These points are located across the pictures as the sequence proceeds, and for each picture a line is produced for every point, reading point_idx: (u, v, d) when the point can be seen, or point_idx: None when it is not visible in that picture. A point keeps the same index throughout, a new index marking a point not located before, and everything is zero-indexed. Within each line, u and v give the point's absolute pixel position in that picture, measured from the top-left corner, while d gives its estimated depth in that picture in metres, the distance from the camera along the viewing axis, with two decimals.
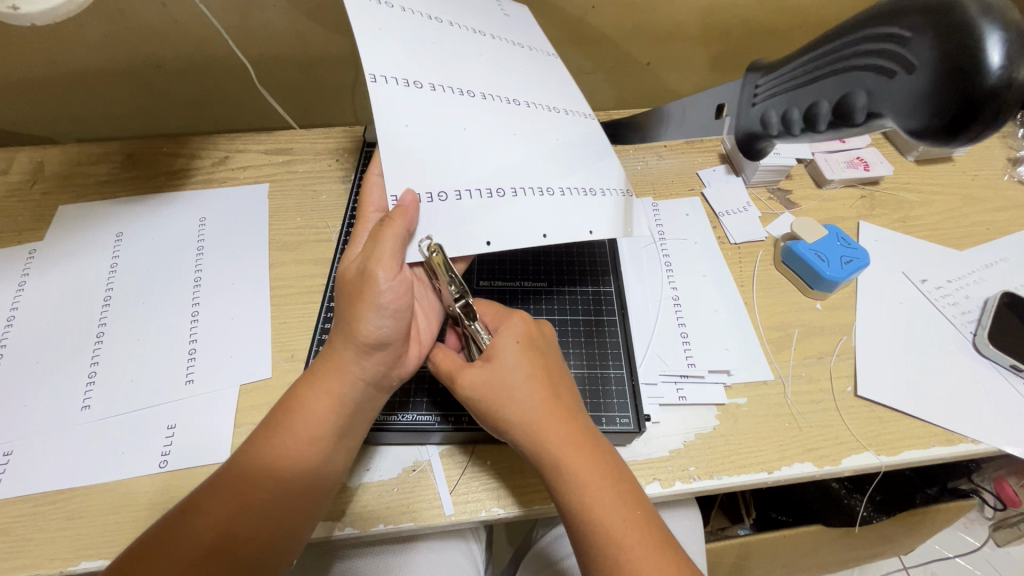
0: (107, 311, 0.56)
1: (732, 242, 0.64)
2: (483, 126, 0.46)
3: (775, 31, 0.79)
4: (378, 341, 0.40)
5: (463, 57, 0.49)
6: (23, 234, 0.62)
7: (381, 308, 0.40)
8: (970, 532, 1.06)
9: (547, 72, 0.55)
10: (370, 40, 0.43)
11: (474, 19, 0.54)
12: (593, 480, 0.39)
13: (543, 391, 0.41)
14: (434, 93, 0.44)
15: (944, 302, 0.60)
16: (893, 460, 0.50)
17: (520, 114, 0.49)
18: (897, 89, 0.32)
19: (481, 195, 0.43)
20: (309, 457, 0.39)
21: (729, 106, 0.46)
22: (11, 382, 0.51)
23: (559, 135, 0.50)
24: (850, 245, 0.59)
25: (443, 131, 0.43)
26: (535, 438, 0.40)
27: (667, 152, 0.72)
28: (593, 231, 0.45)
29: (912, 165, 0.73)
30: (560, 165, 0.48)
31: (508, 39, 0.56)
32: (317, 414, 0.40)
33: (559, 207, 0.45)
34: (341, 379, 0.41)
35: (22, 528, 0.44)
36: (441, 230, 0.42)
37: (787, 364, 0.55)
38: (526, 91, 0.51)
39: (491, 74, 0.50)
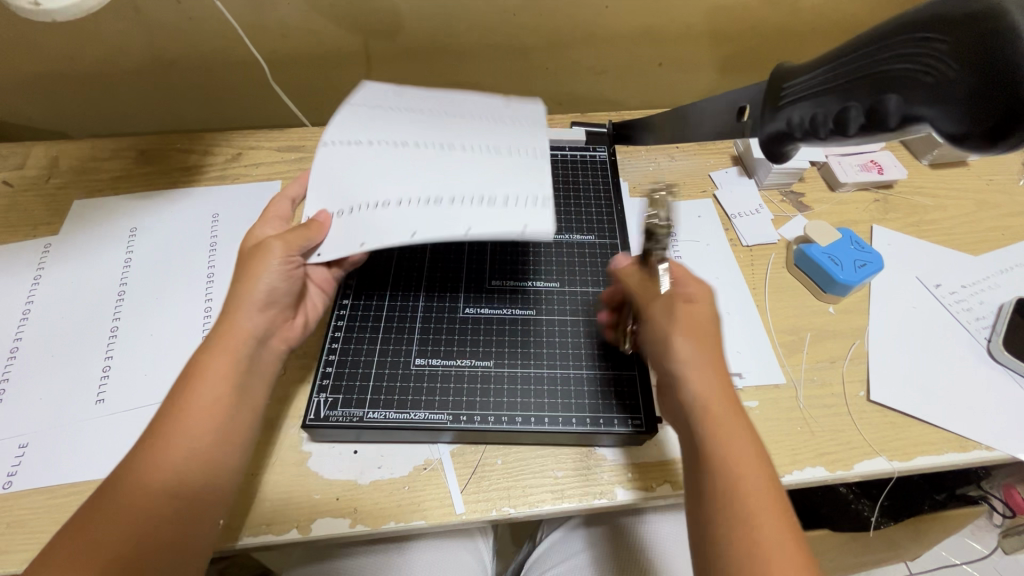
0: (121, 305, 0.56)
1: (744, 244, 0.64)
2: (402, 178, 0.48)
3: (789, 32, 0.78)
4: (272, 299, 0.45)
5: (433, 132, 0.53)
6: (39, 229, 0.62)
7: (268, 279, 0.45)
8: (978, 540, 1.06)
9: (522, 138, 0.53)
10: (350, 120, 0.53)
11: (468, 105, 0.57)
12: (738, 445, 0.37)
13: (717, 346, 0.41)
14: (375, 152, 0.50)
15: (958, 307, 0.60)
16: (905, 465, 0.50)
17: (453, 172, 0.49)
18: (930, 94, 0.33)
19: (373, 210, 0.47)
20: (217, 416, 0.40)
21: (750, 108, 0.46)
22: (27, 375, 0.52)
23: (490, 189, 0.47)
24: (863, 249, 0.59)
25: (364, 172, 0.49)
26: (698, 381, 0.39)
27: (679, 153, 0.72)
28: (468, 229, 0.44)
29: (927, 168, 0.72)
30: (466, 211, 0.45)
31: (485, 119, 0.55)
32: (217, 376, 0.41)
33: (440, 215, 0.45)
34: (234, 339, 0.43)
35: (38, 520, 0.45)
36: (341, 236, 0.47)
37: (799, 367, 0.55)
38: (472, 156, 0.50)
39: (445, 143, 0.52)
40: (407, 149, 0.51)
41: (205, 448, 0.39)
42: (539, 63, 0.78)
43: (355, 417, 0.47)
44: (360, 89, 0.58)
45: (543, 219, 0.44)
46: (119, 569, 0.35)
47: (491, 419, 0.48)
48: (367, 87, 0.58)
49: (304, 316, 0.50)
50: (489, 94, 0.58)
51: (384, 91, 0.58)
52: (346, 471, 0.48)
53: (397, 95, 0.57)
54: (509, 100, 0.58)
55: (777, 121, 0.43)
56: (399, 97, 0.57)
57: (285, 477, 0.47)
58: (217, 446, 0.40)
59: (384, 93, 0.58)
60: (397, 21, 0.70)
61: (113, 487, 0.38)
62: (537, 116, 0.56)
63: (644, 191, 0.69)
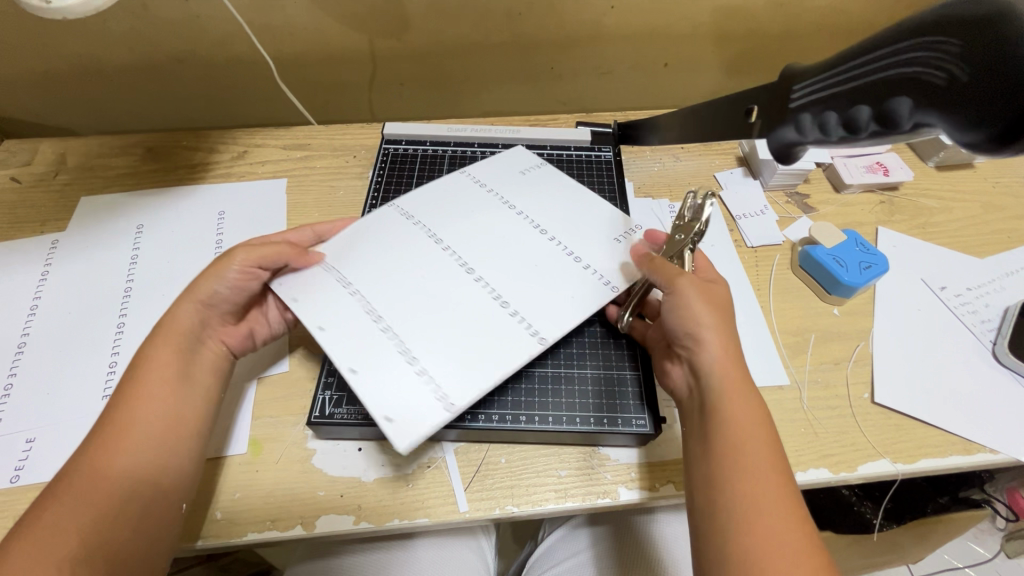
0: (128, 301, 0.57)
1: (749, 245, 0.64)
2: (397, 276, 0.49)
3: (795, 33, 0.78)
4: (213, 301, 0.46)
5: (511, 250, 0.52)
6: (47, 225, 0.63)
7: (222, 281, 0.46)
8: (981, 544, 1.05)
9: (554, 304, 0.48)
10: (427, 196, 0.57)
11: (586, 227, 0.55)
12: (749, 412, 0.39)
13: (727, 317, 0.44)
14: (422, 241, 0.52)
15: (963, 310, 0.59)
16: (909, 468, 0.49)
17: (430, 308, 0.46)
18: (940, 100, 0.33)
19: (336, 287, 0.47)
20: (167, 398, 0.42)
21: (757, 109, 0.46)
22: (35, 370, 0.52)
23: (427, 350, 0.43)
24: (869, 251, 0.59)
25: (370, 251, 0.51)
26: (717, 351, 0.42)
27: (684, 154, 0.72)
28: (354, 369, 0.41)
29: (932, 170, 0.72)
30: (381, 360, 0.42)
31: (564, 259, 0.51)
32: (162, 362, 0.43)
33: (365, 329, 0.44)
34: (179, 333, 0.44)
35: None
36: (309, 282, 0.47)
37: (803, 369, 0.55)
38: (469, 305, 0.47)
39: (492, 268, 0.50)
40: (445, 253, 0.51)
41: (160, 434, 0.40)
42: (545, 63, 0.78)
43: (359, 415, 0.48)
44: (523, 155, 0.64)
45: (406, 425, 0.39)
46: (83, 543, 0.35)
47: (494, 417, 0.48)
48: (515, 153, 0.64)
49: (249, 326, 0.50)
50: (619, 222, 0.56)
51: (539, 170, 0.61)
52: (350, 466, 0.48)
53: (540, 181, 0.60)
54: (620, 245, 0.53)
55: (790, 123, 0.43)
56: (540, 181, 0.60)
57: (290, 473, 0.47)
58: (172, 425, 0.41)
59: (532, 169, 0.61)
60: (404, 21, 0.70)
61: (64, 475, 0.38)
62: (616, 281, 0.50)
63: (648, 191, 0.69)
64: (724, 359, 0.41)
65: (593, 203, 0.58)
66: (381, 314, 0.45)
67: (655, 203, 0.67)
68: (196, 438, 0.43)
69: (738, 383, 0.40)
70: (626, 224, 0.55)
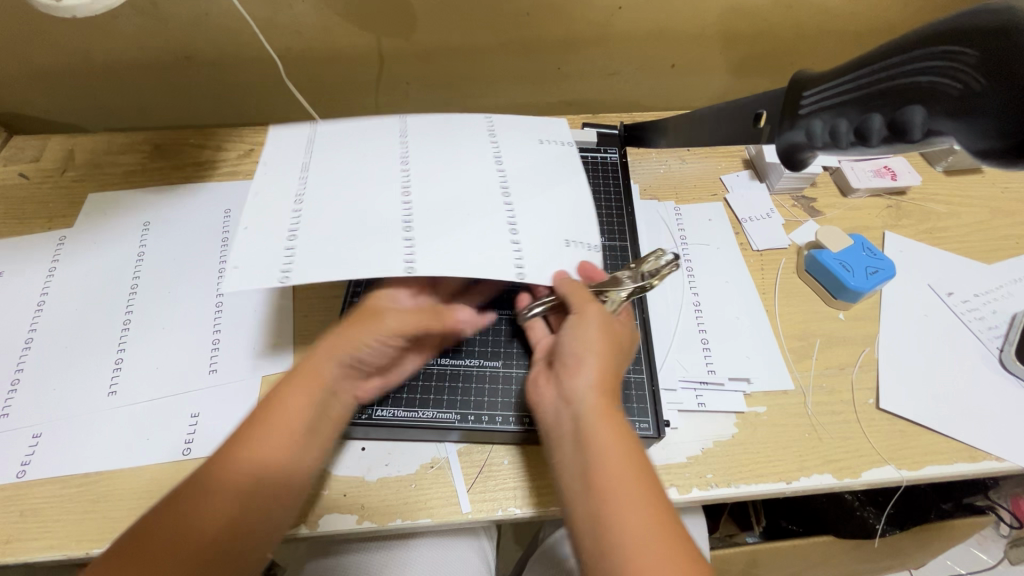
0: (134, 298, 0.57)
1: (755, 249, 0.64)
2: (346, 172, 0.50)
3: (804, 36, 0.78)
4: (357, 362, 0.44)
5: (466, 196, 0.50)
6: (54, 221, 0.63)
7: (373, 345, 0.44)
8: (984, 550, 1.05)
9: (454, 262, 0.44)
10: (434, 125, 0.56)
11: (552, 213, 0.50)
12: (632, 451, 0.38)
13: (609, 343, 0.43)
14: (392, 152, 0.53)
15: (970, 316, 0.59)
16: (913, 474, 0.49)
17: (345, 205, 0.47)
18: (963, 110, 0.34)
19: (293, 174, 0.50)
20: (288, 448, 0.40)
21: (767, 114, 0.45)
22: (43, 365, 0.52)
23: (309, 237, 0.45)
24: (876, 255, 0.59)
25: (347, 157, 0.52)
26: (605, 387, 0.41)
27: (690, 156, 0.72)
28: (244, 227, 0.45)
29: (940, 175, 0.71)
30: (273, 231, 0.45)
31: (498, 231, 0.47)
32: (294, 411, 0.41)
33: (277, 205, 0.47)
34: (315, 386, 0.42)
35: (49, 509, 0.45)
36: (283, 166, 0.51)
37: (808, 374, 0.55)
38: (377, 212, 0.47)
39: (436, 189, 0.50)
40: (399, 171, 0.51)
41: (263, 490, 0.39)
42: (552, 63, 0.78)
43: (362, 415, 0.48)
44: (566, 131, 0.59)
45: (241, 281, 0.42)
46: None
47: (494, 418, 0.48)
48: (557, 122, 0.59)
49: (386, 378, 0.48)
50: (587, 232, 0.50)
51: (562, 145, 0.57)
52: (351, 465, 0.48)
53: (555, 159, 0.55)
54: (569, 250, 0.48)
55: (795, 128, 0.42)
56: (553, 154, 0.55)
57: None
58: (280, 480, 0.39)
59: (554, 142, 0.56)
60: (410, 20, 0.70)
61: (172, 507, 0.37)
62: (532, 274, 0.45)
63: (654, 193, 0.68)
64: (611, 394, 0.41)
65: (583, 197, 0.52)
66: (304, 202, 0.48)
67: (661, 206, 0.67)
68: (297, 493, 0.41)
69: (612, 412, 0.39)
70: (592, 238, 0.50)
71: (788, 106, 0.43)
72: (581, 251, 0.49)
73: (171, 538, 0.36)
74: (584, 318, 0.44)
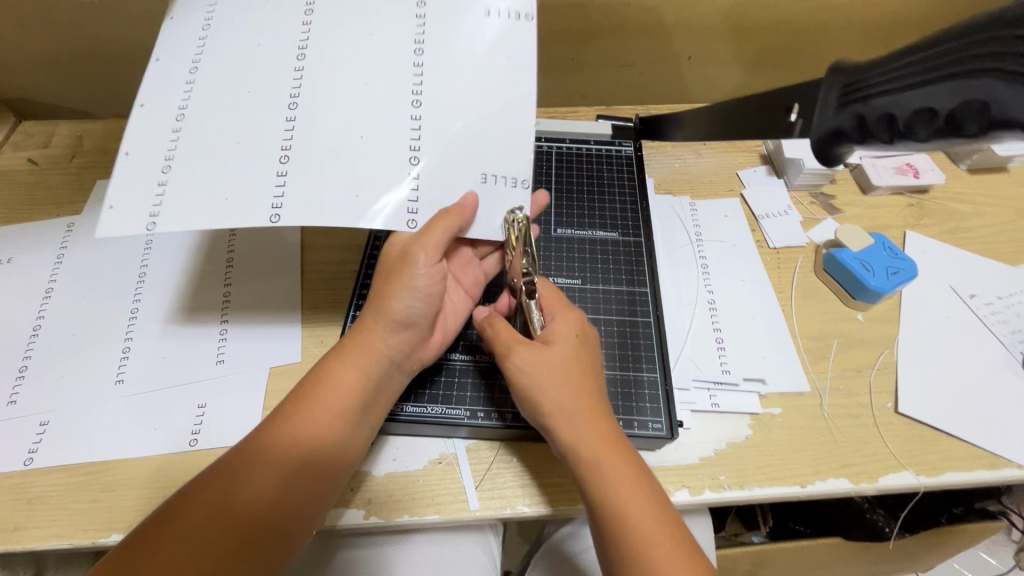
0: (142, 287, 0.56)
1: (772, 246, 0.62)
2: (234, 66, 0.43)
3: (826, 30, 0.76)
4: (407, 319, 0.43)
5: (370, 97, 0.42)
6: (63, 208, 0.63)
7: (415, 291, 0.42)
8: (994, 555, 1.03)
9: (328, 201, 0.40)
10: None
11: (467, 132, 0.43)
12: (622, 485, 0.39)
13: (561, 386, 0.41)
14: (292, 39, 0.43)
15: (992, 319, 0.58)
16: (932, 481, 0.48)
17: (233, 123, 0.41)
18: (1011, 98, 0.37)
19: (179, 81, 0.42)
20: (332, 430, 0.40)
21: (798, 107, 0.46)
22: (49, 355, 0.52)
23: (188, 167, 0.40)
24: (897, 255, 0.57)
25: (240, 42, 0.43)
26: (567, 426, 0.41)
27: (706, 150, 0.70)
28: (126, 150, 0.40)
29: (964, 174, 0.69)
30: (144, 153, 0.40)
31: (396, 155, 0.42)
32: (344, 388, 0.41)
33: (164, 113, 0.41)
34: (369, 357, 0.42)
35: (56, 497, 0.45)
36: (167, 66, 0.43)
37: (825, 376, 0.53)
38: (260, 136, 0.41)
39: (339, 98, 0.42)
40: (292, 69, 0.42)
41: (311, 473, 0.40)
42: (566, 54, 0.76)
43: None
44: None
45: (113, 224, 0.39)
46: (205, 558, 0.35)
47: (503, 416, 0.47)
48: None
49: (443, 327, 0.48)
50: (508, 160, 0.43)
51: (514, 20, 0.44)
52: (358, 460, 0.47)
53: (504, 40, 0.44)
54: (484, 186, 0.43)
55: (831, 122, 0.45)
56: (502, 28, 0.44)
57: None
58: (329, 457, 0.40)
59: (502, 16, 0.44)
60: None
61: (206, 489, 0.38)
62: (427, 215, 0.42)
63: (669, 188, 0.67)
64: (584, 429, 0.40)
65: (514, 108, 0.43)
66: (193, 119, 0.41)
67: (675, 200, 0.65)
68: (340, 472, 0.41)
69: (593, 466, 0.39)
70: (515, 171, 0.43)
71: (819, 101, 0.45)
72: (500, 188, 0.43)
73: (205, 518, 0.36)
74: (513, 365, 0.42)
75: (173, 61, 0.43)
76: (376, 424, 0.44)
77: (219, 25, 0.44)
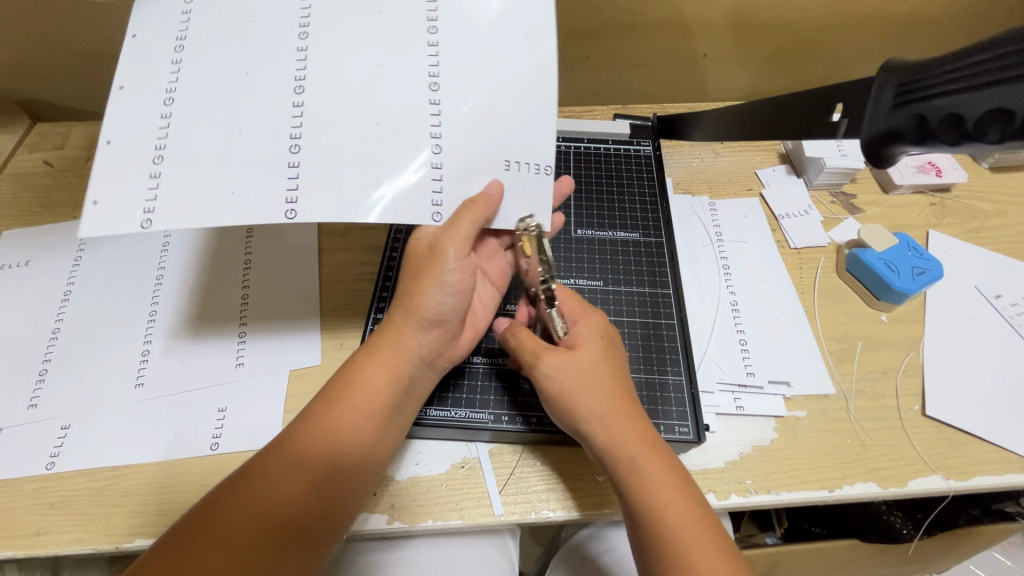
0: (159, 290, 0.56)
1: (793, 247, 0.61)
2: (229, 48, 0.40)
3: (844, 28, 0.75)
4: (438, 317, 0.42)
5: (384, 79, 0.41)
6: (78, 210, 0.62)
7: (445, 286, 0.42)
8: (1009, 556, 1.03)
9: (344, 192, 0.39)
10: None
11: (484, 115, 0.42)
12: (661, 488, 0.38)
13: (595, 389, 0.41)
14: (289, 17, 0.41)
15: (1019, 320, 0.57)
16: (962, 485, 0.47)
17: (230, 110, 0.39)
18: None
19: (166, 62, 0.40)
20: (365, 431, 0.40)
21: (843, 106, 0.42)
22: (69, 358, 0.52)
23: (181, 157, 0.38)
24: (922, 255, 0.56)
25: (235, 24, 0.41)
26: (602, 429, 0.40)
27: (724, 150, 0.69)
28: (109, 138, 0.38)
29: (986, 172, 0.68)
30: (135, 142, 0.39)
31: (418, 141, 0.40)
32: (375, 387, 0.41)
33: (152, 100, 0.39)
34: (399, 356, 0.42)
35: (78, 502, 0.45)
36: (151, 53, 0.40)
37: (850, 378, 0.53)
38: (265, 123, 0.39)
39: (348, 82, 0.40)
40: (296, 50, 0.40)
41: (342, 476, 0.39)
42: (581, 52, 0.76)
43: None
44: None
45: (102, 218, 0.37)
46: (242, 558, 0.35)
47: (528, 420, 0.47)
48: None
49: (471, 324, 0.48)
50: (530, 145, 0.43)
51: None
52: None
53: (521, 18, 0.42)
54: (508, 175, 0.42)
55: (887, 123, 0.38)
56: (515, 5, 0.42)
57: None
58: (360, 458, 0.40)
59: None
60: None
61: (239, 491, 0.37)
62: (450, 206, 0.41)
63: (687, 187, 0.66)
64: (619, 433, 0.40)
65: (533, 89, 0.42)
66: (191, 106, 0.39)
67: (694, 200, 0.65)
68: (370, 475, 0.41)
69: (631, 469, 0.39)
70: (538, 157, 0.43)
71: (871, 101, 0.39)
72: (523, 175, 0.43)
73: (239, 519, 0.36)
74: (543, 367, 0.42)
75: (154, 39, 0.41)
76: (406, 423, 0.44)
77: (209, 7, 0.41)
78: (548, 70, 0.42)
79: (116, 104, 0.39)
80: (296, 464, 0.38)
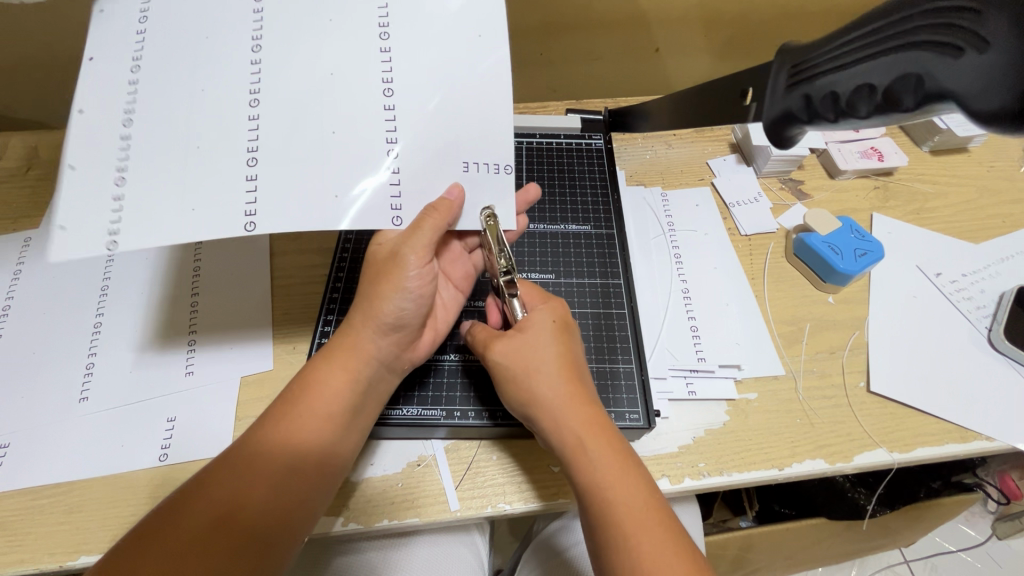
0: (104, 300, 0.55)
1: (743, 233, 0.63)
2: (178, 62, 0.39)
3: (789, 19, 0.77)
4: (397, 322, 0.43)
5: (333, 90, 0.40)
6: (18, 221, 0.61)
7: (406, 292, 0.42)
8: (972, 526, 1.06)
9: (304, 207, 0.39)
10: None
11: (430, 117, 0.41)
12: (607, 470, 0.39)
13: (543, 373, 0.41)
14: (244, 26, 0.40)
15: (958, 296, 0.59)
16: (905, 457, 0.49)
17: (185, 129, 0.38)
18: (947, 72, 0.28)
19: (122, 83, 0.38)
20: (326, 435, 0.40)
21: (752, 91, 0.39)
22: (9, 374, 0.50)
23: (143, 179, 0.37)
24: (864, 237, 0.58)
25: (184, 37, 0.39)
26: (551, 413, 0.40)
27: (676, 141, 0.71)
28: (73, 163, 0.37)
29: (927, 155, 0.71)
30: (95, 166, 0.37)
31: (369, 153, 0.40)
32: (333, 390, 0.41)
33: (109, 118, 0.38)
34: (358, 359, 0.42)
35: (19, 522, 0.44)
36: (108, 73, 0.38)
37: (799, 359, 0.54)
38: (218, 131, 0.38)
39: (298, 91, 0.39)
40: (250, 63, 0.39)
41: (304, 475, 0.39)
42: (535, 48, 0.76)
43: None
44: None
45: (67, 248, 0.36)
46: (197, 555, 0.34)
47: (480, 414, 0.47)
48: None
49: (433, 327, 0.48)
50: (485, 150, 0.43)
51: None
52: None
53: (455, 13, 0.42)
54: (467, 174, 0.43)
55: (779, 104, 0.36)
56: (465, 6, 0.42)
57: None
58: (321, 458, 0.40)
59: None
60: None
61: (203, 496, 0.36)
62: (409, 214, 0.41)
63: (640, 179, 0.67)
64: (567, 415, 0.40)
65: (472, 86, 0.42)
66: (133, 116, 0.38)
67: (647, 192, 0.66)
68: (335, 477, 0.41)
69: (580, 452, 0.39)
70: (497, 157, 0.43)
71: (767, 85, 0.37)
72: (483, 174, 0.43)
73: (200, 522, 0.35)
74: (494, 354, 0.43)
75: (110, 62, 0.39)
76: (368, 426, 0.44)
77: (159, 18, 0.40)
78: (492, 72, 0.42)
79: (76, 127, 0.37)
80: (255, 464, 0.38)
